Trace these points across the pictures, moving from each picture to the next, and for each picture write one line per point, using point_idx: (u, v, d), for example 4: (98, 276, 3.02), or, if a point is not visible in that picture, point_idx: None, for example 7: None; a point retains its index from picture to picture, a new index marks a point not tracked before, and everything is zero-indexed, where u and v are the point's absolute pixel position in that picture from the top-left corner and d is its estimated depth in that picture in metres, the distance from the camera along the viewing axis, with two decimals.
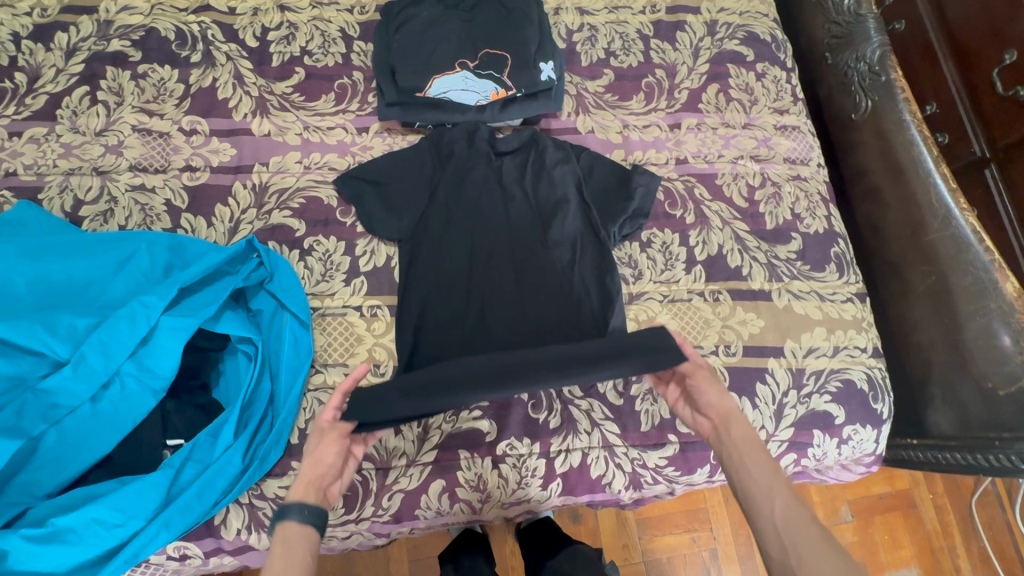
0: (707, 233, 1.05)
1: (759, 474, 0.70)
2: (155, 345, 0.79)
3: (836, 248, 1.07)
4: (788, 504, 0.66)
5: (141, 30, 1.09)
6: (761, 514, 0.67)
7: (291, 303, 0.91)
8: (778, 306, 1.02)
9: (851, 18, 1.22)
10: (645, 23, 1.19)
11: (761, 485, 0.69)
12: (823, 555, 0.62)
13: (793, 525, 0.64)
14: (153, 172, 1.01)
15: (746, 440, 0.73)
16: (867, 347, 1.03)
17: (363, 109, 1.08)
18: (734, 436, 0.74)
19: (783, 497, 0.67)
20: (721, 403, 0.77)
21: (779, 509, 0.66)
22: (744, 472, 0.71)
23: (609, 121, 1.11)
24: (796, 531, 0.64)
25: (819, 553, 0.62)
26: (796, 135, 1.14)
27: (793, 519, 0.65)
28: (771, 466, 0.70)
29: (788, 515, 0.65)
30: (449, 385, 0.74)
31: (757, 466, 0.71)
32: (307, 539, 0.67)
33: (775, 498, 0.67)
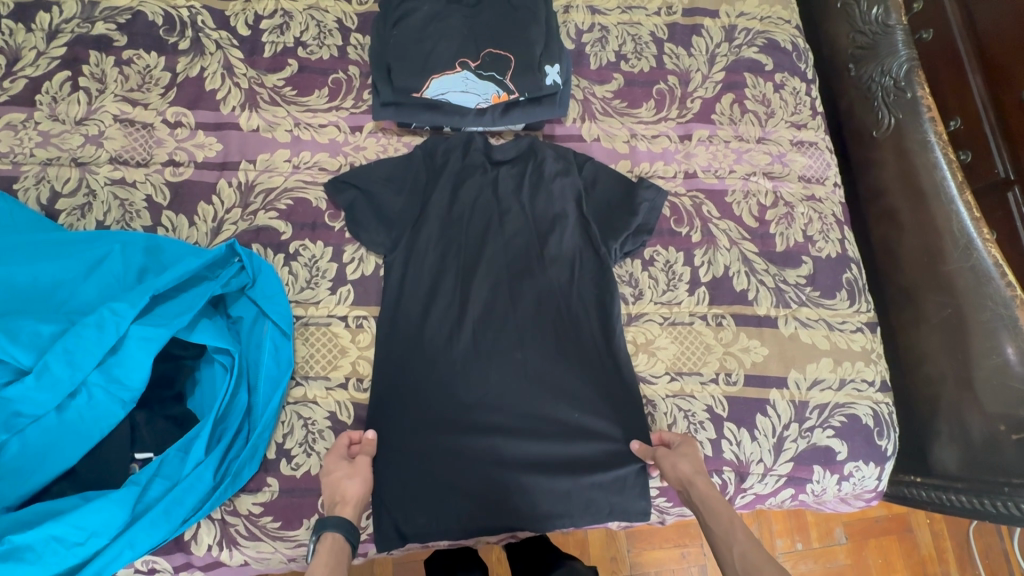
0: (713, 252, 1.00)
1: (720, 522, 0.74)
2: (125, 355, 0.75)
3: (848, 274, 1.02)
4: (744, 548, 0.71)
5: (128, 13, 1.03)
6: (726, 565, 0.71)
7: (272, 311, 0.87)
8: (784, 334, 0.97)
9: (880, 28, 1.13)
10: (660, 25, 1.12)
11: (719, 531, 0.74)
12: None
13: (749, 560, 0.69)
14: (134, 165, 0.96)
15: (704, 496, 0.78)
16: (875, 381, 0.98)
17: (357, 106, 1.03)
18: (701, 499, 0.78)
19: (739, 544, 0.71)
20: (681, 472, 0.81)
21: (736, 556, 0.70)
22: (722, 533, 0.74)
23: (616, 129, 1.06)
24: (755, 568, 0.68)
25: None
26: (813, 151, 1.08)
27: (749, 556, 0.70)
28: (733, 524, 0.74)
29: (746, 558, 0.70)
30: (432, 468, 0.87)
31: (718, 519, 0.75)
32: (343, 552, 0.74)
33: (732, 544, 0.72)
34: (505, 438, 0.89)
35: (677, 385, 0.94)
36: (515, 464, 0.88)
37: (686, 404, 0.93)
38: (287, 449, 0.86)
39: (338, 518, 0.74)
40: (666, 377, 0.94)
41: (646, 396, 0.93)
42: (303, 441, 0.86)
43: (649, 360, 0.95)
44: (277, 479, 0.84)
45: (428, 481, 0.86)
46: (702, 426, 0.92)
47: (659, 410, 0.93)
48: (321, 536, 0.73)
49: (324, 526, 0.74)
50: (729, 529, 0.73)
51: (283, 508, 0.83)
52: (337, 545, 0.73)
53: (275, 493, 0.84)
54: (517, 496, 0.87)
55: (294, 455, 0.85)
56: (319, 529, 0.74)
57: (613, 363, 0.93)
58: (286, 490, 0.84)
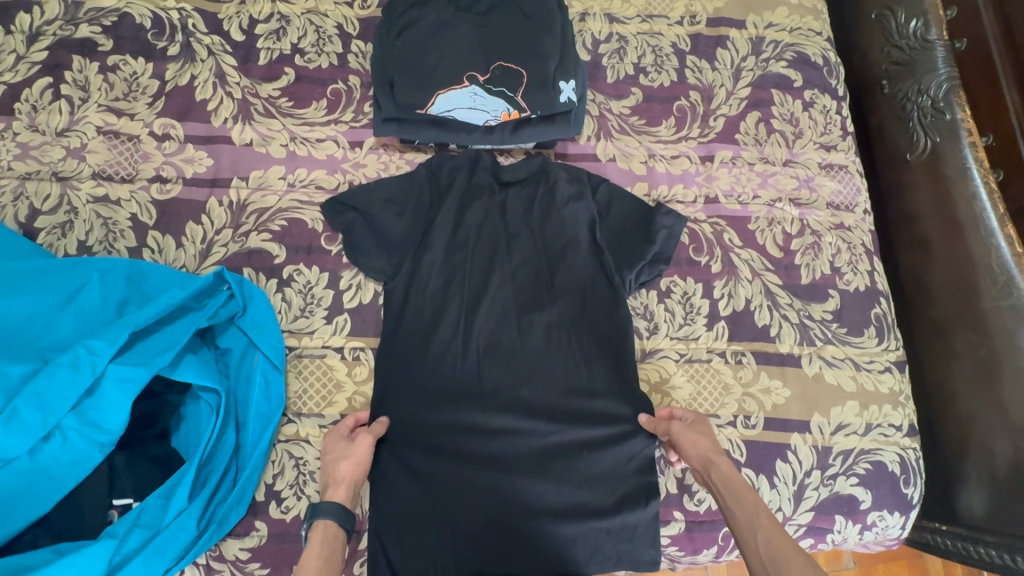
0: (734, 284, 0.94)
1: (743, 508, 0.68)
2: (102, 397, 0.69)
3: (877, 310, 0.96)
4: (769, 534, 0.64)
5: (114, 15, 0.96)
6: (749, 554, 0.65)
7: (262, 344, 0.82)
8: (808, 374, 0.91)
9: (917, 44, 1.06)
10: (682, 35, 1.05)
11: (740, 518, 0.68)
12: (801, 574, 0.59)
13: (775, 547, 0.63)
14: (118, 181, 0.90)
15: (725, 479, 0.72)
16: (902, 426, 0.92)
17: (357, 120, 0.96)
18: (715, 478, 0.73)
19: (765, 530, 0.65)
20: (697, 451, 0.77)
21: (761, 542, 0.64)
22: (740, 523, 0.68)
23: (633, 148, 0.99)
24: (780, 556, 0.62)
25: (797, 571, 0.60)
26: (843, 176, 1.01)
27: (775, 542, 0.63)
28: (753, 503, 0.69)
29: (771, 546, 0.63)
30: (433, 513, 0.81)
31: (742, 503, 0.69)
32: (338, 538, 0.70)
33: (756, 530, 0.66)
34: (511, 480, 0.83)
35: None
36: (521, 508, 0.82)
37: None
38: (277, 490, 0.80)
39: (330, 505, 0.71)
40: None
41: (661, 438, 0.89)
42: (294, 482, 0.81)
43: (663, 400, 0.89)
44: (266, 523, 0.79)
45: (427, 527, 0.81)
46: None
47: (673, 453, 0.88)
48: (314, 523, 0.70)
49: (316, 513, 0.70)
50: (753, 514, 0.67)
51: (272, 553, 0.78)
52: (328, 532, 0.69)
53: (264, 539, 0.79)
54: (522, 545, 0.81)
55: (285, 498, 0.80)
56: (311, 516, 0.71)
57: (623, 401, 0.88)
58: (275, 536, 0.79)
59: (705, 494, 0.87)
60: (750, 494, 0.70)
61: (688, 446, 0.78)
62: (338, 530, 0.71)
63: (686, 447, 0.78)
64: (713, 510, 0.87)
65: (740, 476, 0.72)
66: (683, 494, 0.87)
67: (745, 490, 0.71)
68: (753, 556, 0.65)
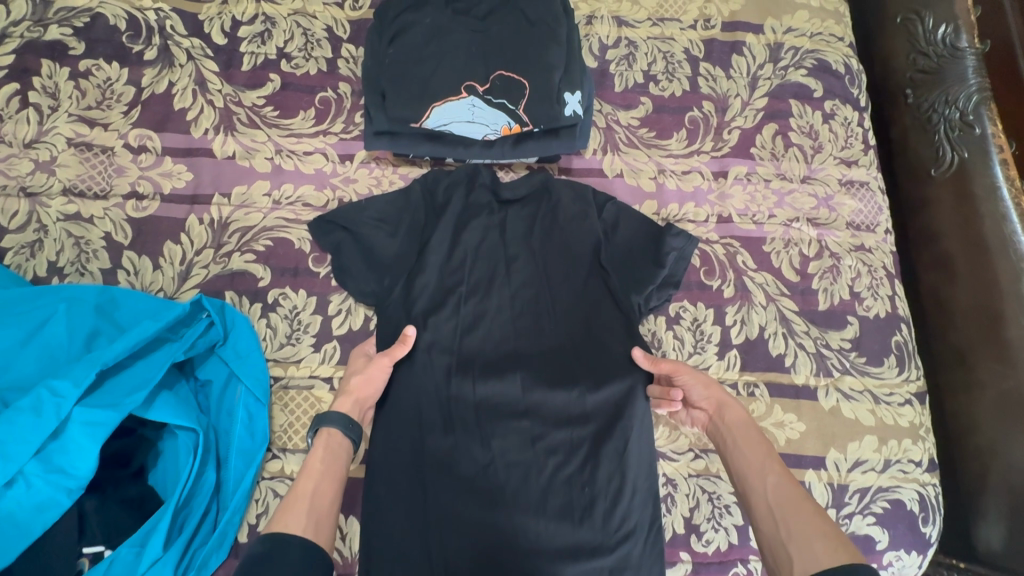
0: (748, 310, 0.88)
1: (750, 456, 0.68)
2: (69, 441, 0.64)
3: (897, 337, 0.90)
4: (778, 481, 0.63)
5: (86, 16, 0.90)
6: (753, 497, 0.65)
7: (245, 376, 0.77)
8: (824, 408, 0.86)
9: (946, 51, 0.99)
10: (695, 41, 0.98)
11: (751, 464, 0.67)
12: (801, 527, 0.58)
13: (783, 495, 0.62)
14: (91, 197, 0.84)
15: (738, 424, 0.73)
16: (922, 461, 0.87)
17: (348, 131, 0.90)
18: (727, 420, 0.75)
19: (775, 475, 0.64)
20: (709, 395, 0.78)
21: (769, 489, 0.64)
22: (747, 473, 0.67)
23: (642, 163, 0.93)
24: (789, 502, 0.61)
25: (805, 517, 0.59)
26: (864, 193, 0.95)
27: (784, 490, 0.62)
28: (761, 449, 0.68)
29: (778, 493, 0.62)
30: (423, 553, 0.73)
31: (746, 451, 0.69)
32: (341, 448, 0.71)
33: (766, 476, 0.65)
34: (511, 514, 0.76)
35: (701, 463, 0.85)
36: (523, 546, 0.75)
37: (711, 486, 0.84)
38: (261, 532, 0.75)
39: (335, 415, 0.71)
40: (690, 454, 0.85)
41: (667, 474, 0.84)
42: None
43: (670, 433, 0.86)
44: None
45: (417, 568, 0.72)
46: (727, 510, 0.83)
47: (680, 491, 0.83)
48: (320, 431, 0.71)
49: (321, 422, 0.71)
50: (763, 462, 0.66)
51: None
52: (333, 440, 0.70)
53: None
54: None
55: None
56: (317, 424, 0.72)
57: (631, 428, 0.80)
58: None
59: (713, 533, 0.82)
60: (764, 448, 0.68)
61: (699, 390, 0.79)
62: (345, 441, 0.72)
63: (696, 389, 0.79)
64: (721, 551, 0.82)
65: (754, 426, 0.72)
66: (690, 534, 0.82)
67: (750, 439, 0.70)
68: (757, 499, 0.64)
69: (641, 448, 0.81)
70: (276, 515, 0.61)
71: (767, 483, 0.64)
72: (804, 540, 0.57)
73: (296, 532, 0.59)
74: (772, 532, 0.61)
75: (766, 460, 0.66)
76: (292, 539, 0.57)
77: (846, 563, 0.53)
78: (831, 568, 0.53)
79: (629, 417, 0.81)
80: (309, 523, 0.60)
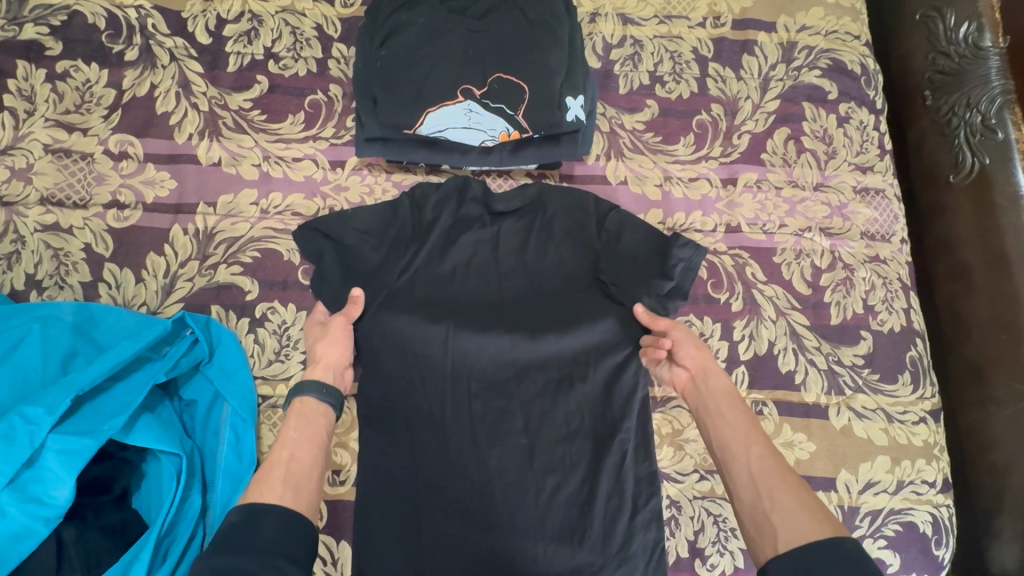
0: (756, 324, 0.85)
1: (733, 426, 0.63)
2: (45, 469, 0.61)
3: (912, 352, 0.87)
4: (762, 454, 0.59)
5: (63, 13, 0.85)
6: (734, 469, 0.60)
7: (231, 395, 0.74)
8: (835, 427, 0.83)
9: (969, 51, 0.94)
10: (704, 39, 0.93)
11: (733, 434, 0.63)
12: (789, 500, 0.54)
13: (767, 469, 0.58)
14: (70, 207, 0.80)
15: (722, 390, 0.68)
16: (936, 482, 0.84)
17: (339, 136, 0.86)
18: (711, 385, 0.70)
19: (757, 447, 0.60)
20: (697, 356, 0.73)
21: (752, 460, 0.59)
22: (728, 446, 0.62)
23: (647, 170, 0.89)
24: (772, 477, 0.57)
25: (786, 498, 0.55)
26: (879, 201, 0.91)
27: (768, 464, 0.58)
28: (744, 419, 0.64)
29: (762, 465, 0.58)
30: None
31: (729, 420, 0.65)
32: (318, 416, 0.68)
33: (749, 446, 0.60)
34: (510, 539, 0.73)
35: (707, 485, 0.81)
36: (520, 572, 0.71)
37: (717, 508, 0.80)
38: None
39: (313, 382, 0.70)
40: (695, 475, 0.81)
41: (671, 496, 0.81)
42: None
43: (675, 454, 0.82)
44: None
45: None
46: (733, 534, 0.80)
47: (685, 513, 0.80)
48: (296, 399, 0.69)
49: (299, 390, 0.69)
50: (747, 431, 0.62)
51: None
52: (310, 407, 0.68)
53: None
54: None
55: None
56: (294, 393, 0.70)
57: (631, 449, 0.76)
58: None
59: (719, 557, 0.79)
60: (748, 419, 0.64)
61: (690, 350, 0.73)
62: (323, 407, 0.70)
63: (687, 348, 0.73)
64: None
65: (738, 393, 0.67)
66: (694, 558, 0.79)
67: (732, 408, 0.66)
68: (739, 472, 0.59)
69: (643, 468, 0.77)
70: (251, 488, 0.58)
71: (750, 457, 0.59)
72: (790, 514, 0.53)
73: (274, 502, 0.56)
74: (754, 505, 0.56)
75: (750, 432, 0.62)
76: (270, 509, 0.55)
77: (837, 540, 0.50)
78: (820, 545, 0.49)
79: (631, 437, 0.77)
80: (288, 491, 0.58)
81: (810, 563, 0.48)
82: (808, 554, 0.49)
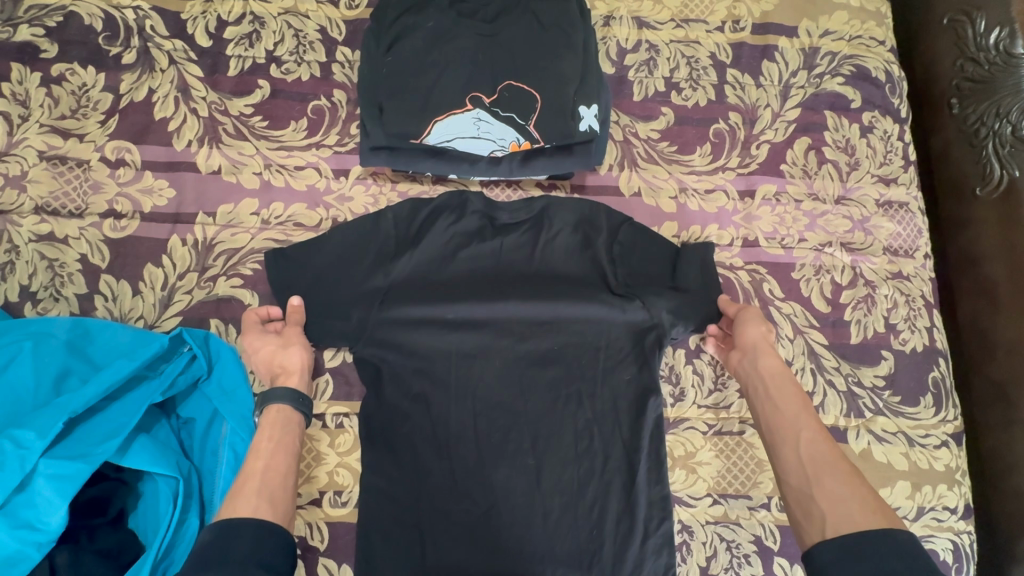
0: (774, 343, 0.82)
1: (783, 411, 0.69)
2: (36, 494, 0.59)
3: (935, 373, 0.83)
4: (813, 437, 0.65)
5: (58, 14, 0.83)
6: (783, 451, 0.66)
7: (229, 414, 0.72)
8: (854, 451, 0.80)
9: (1001, 59, 0.89)
10: (722, 45, 0.90)
11: (785, 418, 0.68)
12: (835, 486, 0.60)
13: (818, 452, 0.63)
14: (65, 216, 0.78)
15: (771, 372, 0.73)
16: (958, 507, 0.80)
17: (343, 144, 0.83)
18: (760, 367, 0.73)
19: (808, 431, 0.66)
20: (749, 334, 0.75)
21: (802, 443, 0.65)
22: (780, 429, 0.68)
23: (661, 180, 0.86)
24: (822, 462, 0.63)
25: (830, 486, 0.60)
26: (903, 215, 0.87)
27: (818, 447, 0.64)
28: (796, 402, 0.69)
29: (813, 450, 0.64)
30: None
31: (780, 405, 0.70)
32: (293, 422, 0.69)
33: (801, 432, 0.66)
34: (516, 564, 0.70)
35: (720, 509, 0.79)
36: None
37: (730, 533, 0.78)
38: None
39: (280, 390, 0.69)
40: (708, 499, 0.79)
41: (683, 521, 0.78)
42: None
43: (687, 477, 0.79)
44: None
45: None
46: (747, 560, 0.77)
47: (697, 538, 0.77)
48: (267, 409, 0.69)
49: (268, 399, 0.69)
50: (798, 415, 0.68)
51: None
52: (282, 415, 0.68)
53: None
54: None
55: None
56: (263, 403, 0.69)
57: (642, 472, 0.74)
58: None
59: None
60: (800, 401, 0.69)
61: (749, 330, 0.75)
62: (295, 413, 0.70)
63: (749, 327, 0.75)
64: None
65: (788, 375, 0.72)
66: None
67: (782, 391, 0.71)
68: (789, 455, 0.65)
69: (655, 492, 0.74)
70: (226, 501, 0.60)
71: (802, 441, 0.65)
72: (837, 497, 0.59)
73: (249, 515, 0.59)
74: (802, 486, 0.62)
75: (802, 416, 0.67)
76: (246, 522, 0.58)
77: (887, 527, 0.55)
78: (873, 533, 0.54)
79: (642, 458, 0.74)
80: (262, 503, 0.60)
81: (857, 551, 0.54)
82: (855, 535, 0.55)
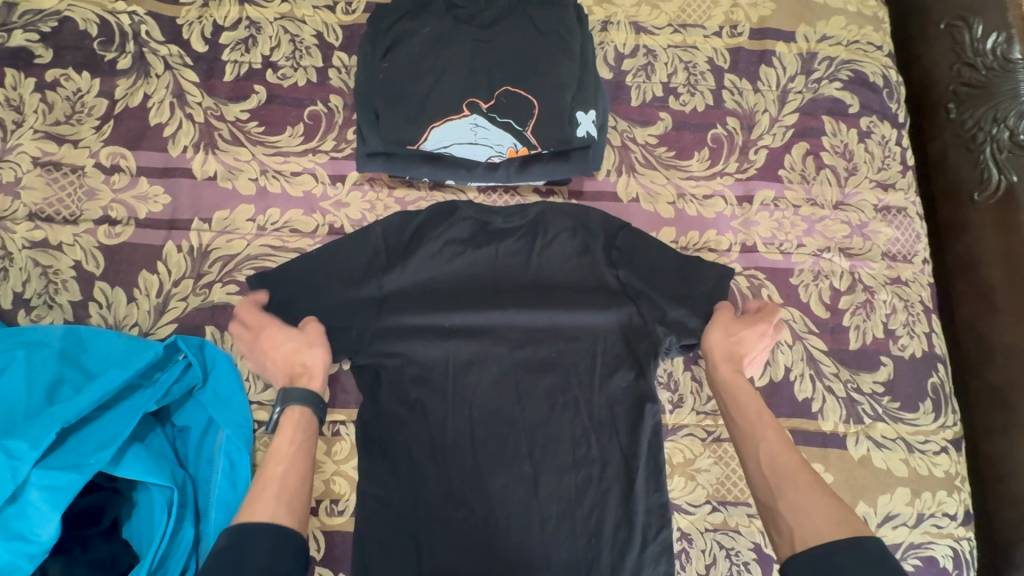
0: (773, 349, 0.81)
1: (745, 421, 0.69)
2: (28, 505, 0.58)
3: (934, 379, 0.83)
4: (773, 447, 0.65)
5: (53, 19, 0.82)
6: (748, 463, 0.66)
7: (224, 422, 0.71)
8: (854, 457, 0.80)
9: (997, 64, 0.89)
10: (719, 50, 0.90)
11: (746, 429, 0.68)
12: (801, 495, 0.60)
13: (777, 462, 0.64)
14: (59, 222, 0.77)
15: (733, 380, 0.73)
16: (957, 514, 0.80)
17: (339, 150, 0.83)
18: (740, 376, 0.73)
19: (767, 442, 0.66)
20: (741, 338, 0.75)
21: (763, 455, 0.65)
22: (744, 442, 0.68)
23: (659, 186, 0.85)
24: (781, 472, 0.63)
25: (790, 498, 0.60)
26: (901, 220, 0.87)
27: (777, 457, 0.64)
28: (757, 410, 0.69)
29: (773, 460, 0.64)
30: None
31: (742, 415, 0.70)
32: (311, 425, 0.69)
33: (760, 441, 0.66)
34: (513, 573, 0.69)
35: (719, 517, 0.78)
36: None
37: (729, 541, 0.77)
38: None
39: (299, 390, 0.69)
40: (707, 506, 0.78)
41: (682, 528, 0.77)
42: None
43: (686, 485, 0.79)
44: None
45: None
46: (746, 568, 0.77)
47: (695, 546, 0.77)
48: (287, 409, 0.69)
49: (287, 399, 0.69)
50: (755, 424, 0.68)
51: None
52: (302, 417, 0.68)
53: None
54: None
55: None
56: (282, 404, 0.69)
57: (640, 479, 0.73)
58: None
59: None
60: (758, 409, 0.69)
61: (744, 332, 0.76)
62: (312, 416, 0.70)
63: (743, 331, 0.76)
64: None
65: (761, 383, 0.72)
66: None
67: (747, 401, 0.71)
68: (753, 465, 0.66)
69: (653, 499, 0.73)
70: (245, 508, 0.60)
71: (760, 453, 0.65)
72: (798, 509, 0.59)
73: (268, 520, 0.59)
74: (767, 498, 0.62)
75: (760, 425, 0.68)
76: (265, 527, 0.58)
77: (850, 537, 0.54)
78: (831, 546, 0.54)
79: (641, 466, 0.73)
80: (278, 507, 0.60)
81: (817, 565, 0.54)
82: (816, 549, 0.55)
